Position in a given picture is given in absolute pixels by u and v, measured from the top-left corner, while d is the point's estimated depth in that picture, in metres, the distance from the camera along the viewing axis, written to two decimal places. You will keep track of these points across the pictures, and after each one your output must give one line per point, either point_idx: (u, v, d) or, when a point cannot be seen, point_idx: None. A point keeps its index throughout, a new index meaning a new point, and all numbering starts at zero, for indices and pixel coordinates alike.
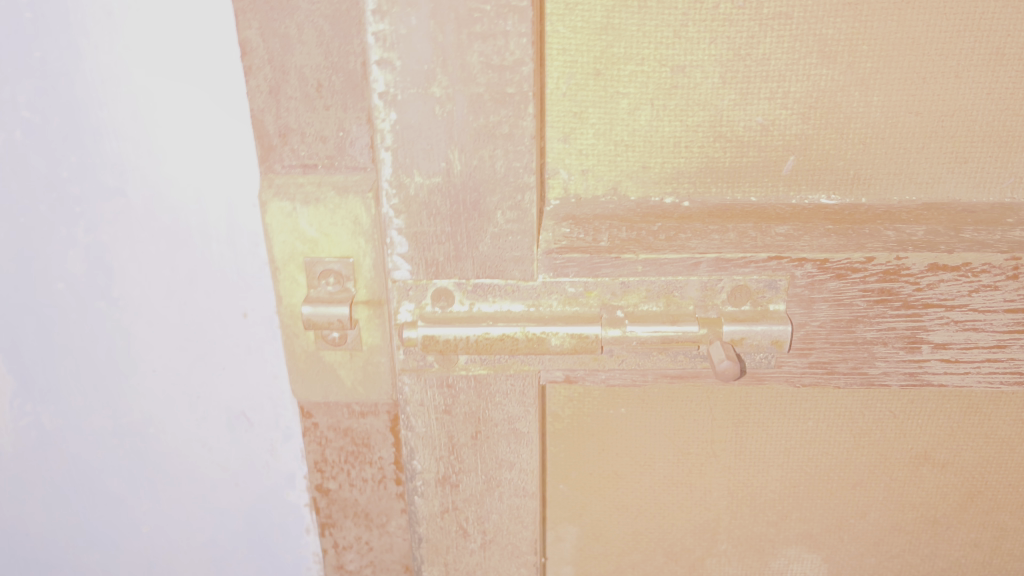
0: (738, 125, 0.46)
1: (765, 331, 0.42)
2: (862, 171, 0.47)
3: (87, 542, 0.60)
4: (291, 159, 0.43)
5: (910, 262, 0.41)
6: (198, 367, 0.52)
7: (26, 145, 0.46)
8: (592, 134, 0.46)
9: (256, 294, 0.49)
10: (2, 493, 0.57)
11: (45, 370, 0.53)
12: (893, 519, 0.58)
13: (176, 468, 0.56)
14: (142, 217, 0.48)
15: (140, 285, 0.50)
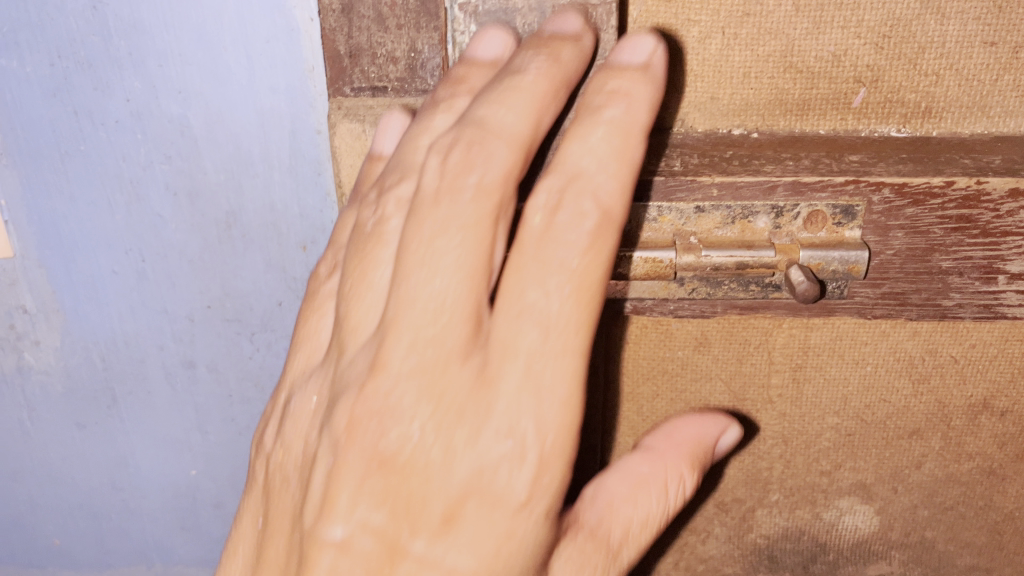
0: (810, 56, 0.45)
1: (841, 257, 0.42)
2: (935, 104, 0.46)
3: (134, 484, 0.60)
4: (360, 80, 0.43)
5: (991, 187, 0.41)
6: (255, 303, 0.52)
7: (87, 71, 0.45)
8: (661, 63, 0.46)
9: (316, 226, 0.49)
10: (52, 433, 0.57)
11: (99, 306, 0.53)
12: (949, 469, 0.58)
13: (229, 408, 0.56)
14: (203, 147, 0.47)
15: (198, 218, 0.49)
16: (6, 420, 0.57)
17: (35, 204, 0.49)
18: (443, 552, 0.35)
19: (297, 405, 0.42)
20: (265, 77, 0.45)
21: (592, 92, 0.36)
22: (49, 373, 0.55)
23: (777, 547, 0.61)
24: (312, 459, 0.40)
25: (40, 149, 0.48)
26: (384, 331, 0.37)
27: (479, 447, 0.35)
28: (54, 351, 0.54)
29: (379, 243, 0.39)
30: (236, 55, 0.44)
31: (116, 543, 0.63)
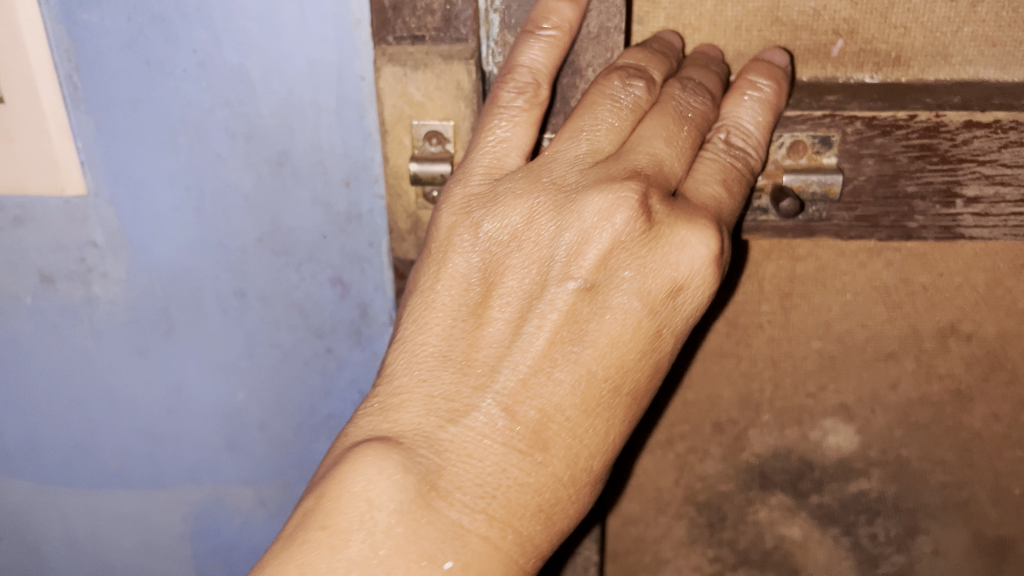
0: (793, 10, 0.52)
1: (819, 181, 0.49)
2: (903, 54, 0.53)
3: (186, 408, 0.66)
4: (402, 30, 0.49)
5: (948, 120, 0.47)
6: (302, 236, 0.58)
7: (160, 25, 0.52)
8: (663, 17, 0.52)
9: (357, 165, 0.55)
10: (117, 357, 0.65)
11: (162, 241, 0.59)
12: (922, 390, 0.64)
13: (276, 335, 0.62)
14: (260, 94, 0.53)
15: (253, 158, 0.56)
16: (75, 346, 0.64)
17: (108, 146, 0.56)
18: (665, 312, 0.42)
19: (508, 182, 0.44)
20: (316, 28, 0.51)
21: (752, 73, 0.46)
22: (114, 303, 0.62)
23: (768, 466, 0.68)
24: (540, 237, 0.43)
25: (114, 97, 0.54)
26: (634, 148, 0.44)
27: (713, 243, 0.42)
28: (120, 283, 0.62)
29: (611, 94, 0.44)
30: (290, 10, 0.50)
31: (166, 465, 0.69)
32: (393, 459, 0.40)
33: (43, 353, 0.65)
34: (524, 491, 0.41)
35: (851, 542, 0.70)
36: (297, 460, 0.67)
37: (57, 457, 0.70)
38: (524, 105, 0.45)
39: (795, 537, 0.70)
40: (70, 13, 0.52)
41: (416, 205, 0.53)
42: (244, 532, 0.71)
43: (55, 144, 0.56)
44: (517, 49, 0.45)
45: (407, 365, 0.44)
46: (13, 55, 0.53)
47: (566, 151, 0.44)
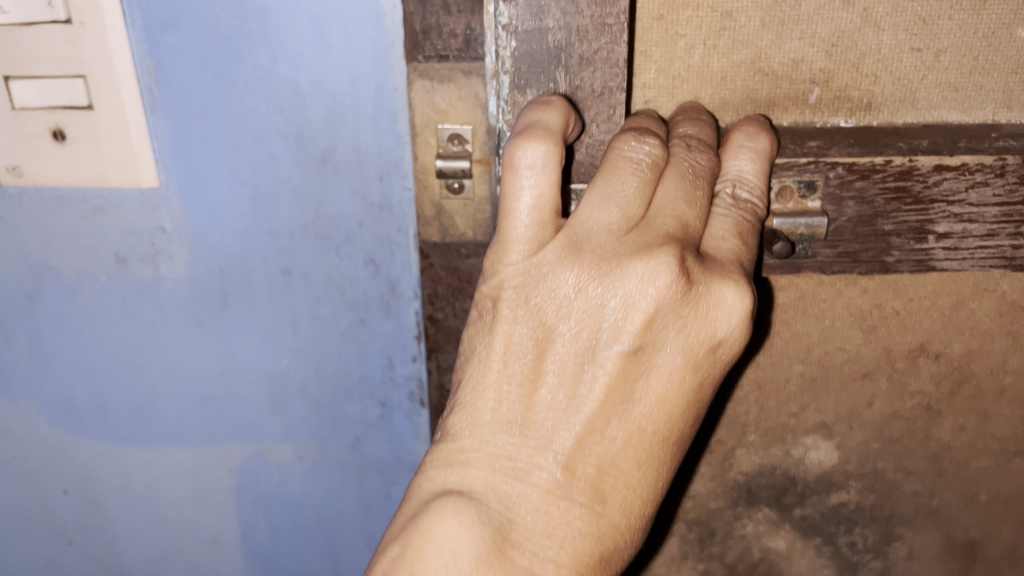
0: (773, 61, 0.56)
1: (806, 223, 0.52)
2: (875, 100, 0.57)
3: (235, 377, 0.72)
4: (431, 51, 0.57)
5: (920, 164, 0.52)
6: (342, 222, 0.64)
7: (227, 45, 0.58)
8: (654, 69, 0.56)
9: (392, 161, 0.62)
10: (176, 331, 0.70)
11: (220, 228, 0.65)
12: (894, 407, 0.69)
13: (317, 309, 0.68)
14: (309, 101, 0.60)
15: (302, 155, 0.62)
16: (138, 323, 0.70)
17: (177, 144, 0.62)
18: (704, 366, 0.45)
19: (553, 248, 0.45)
20: (356, 47, 0.58)
21: (733, 134, 0.50)
22: (176, 281, 0.68)
23: (754, 482, 0.72)
24: (587, 300, 0.45)
25: (183, 100, 0.61)
26: (659, 213, 0.45)
27: (747, 299, 0.45)
28: (182, 264, 0.67)
29: (630, 165, 0.46)
30: (338, 32, 0.57)
31: (215, 429, 0.74)
32: (469, 514, 0.45)
33: (108, 328, 0.71)
34: (587, 541, 0.45)
35: (831, 551, 0.75)
36: (332, 417, 0.73)
37: (118, 422, 0.75)
38: (547, 176, 0.44)
39: (780, 549, 0.75)
40: (153, 35, 0.58)
41: (440, 196, 0.61)
42: (283, 488, 0.77)
43: (133, 139, 0.62)
44: (530, 116, 0.45)
45: (470, 428, 0.47)
46: (104, 67, 0.59)
47: (596, 218, 0.45)
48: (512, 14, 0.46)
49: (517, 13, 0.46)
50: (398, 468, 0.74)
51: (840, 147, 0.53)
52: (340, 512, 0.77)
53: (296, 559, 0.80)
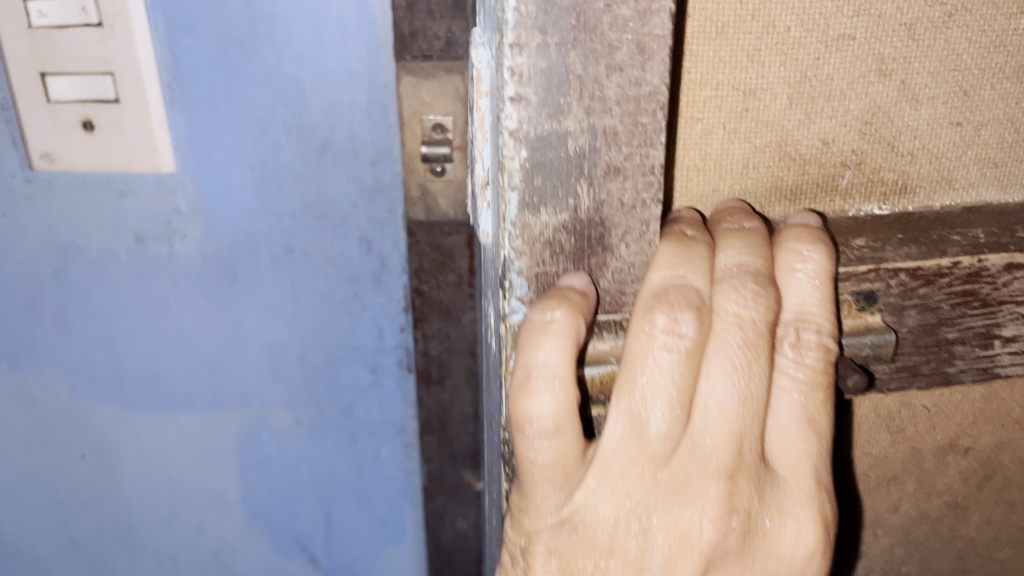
0: (801, 144, 0.50)
1: (871, 341, 0.44)
2: (910, 182, 0.53)
3: (231, 345, 1.01)
4: (416, 52, 0.80)
5: (990, 264, 0.46)
6: (338, 202, 0.91)
7: (239, 46, 0.82)
8: (673, 159, 0.48)
9: (376, 150, 0.87)
10: (185, 308, 0.99)
11: (229, 211, 0.92)
12: (921, 509, 0.61)
13: (317, 283, 0.96)
14: (310, 96, 0.84)
15: (301, 145, 0.87)
16: (154, 290, 0.98)
17: (191, 131, 0.87)
18: None
19: (588, 488, 0.43)
20: (353, 50, 0.82)
21: (784, 255, 0.42)
22: (189, 257, 0.95)
23: None
24: (632, 548, 0.44)
25: (199, 102, 0.85)
26: (700, 438, 0.42)
27: (812, 537, 0.44)
28: (193, 240, 0.94)
29: (659, 342, 0.39)
30: (337, 36, 0.81)
31: (225, 387, 1.04)
32: None
33: (128, 295, 0.98)
34: None
35: None
36: (332, 383, 1.03)
37: (134, 391, 1.05)
38: (558, 421, 0.41)
39: None
40: (173, 37, 0.82)
41: (425, 177, 0.86)
42: (282, 446, 1.08)
43: (152, 133, 0.87)
44: (531, 344, 0.40)
45: None
46: (129, 73, 0.83)
47: (629, 445, 0.42)
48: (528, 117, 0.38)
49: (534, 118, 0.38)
50: (387, 431, 1.07)
51: (895, 248, 0.46)
52: (336, 477, 1.10)
53: (290, 520, 1.14)
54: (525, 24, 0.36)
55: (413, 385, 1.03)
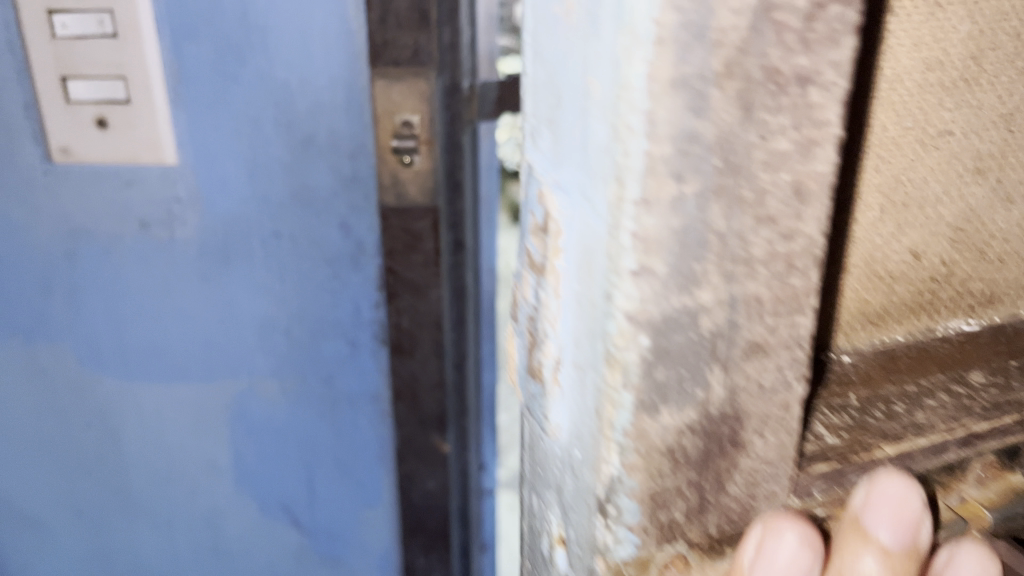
0: (912, 262, 0.76)
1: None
2: (996, 291, 0.83)
3: (217, 274, 1.70)
4: (389, 59, 1.39)
5: None
6: (318, 190, 1.58)
7: (238, 54, 1.47)
8: (857, 279, 0.75)
9: (335, 84, 1.48)
10: (190, 281, 1.71)
11: (231, 153, 1.56)
12: None
13: (300, 260, 1.66)
14: (297, 95, 1.49)
15: (288, 136, 1.53)
16: (160, 277, 1.71)
17: (196, 123, 1.53)
18: None
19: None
20: (329, 64, 1.46)
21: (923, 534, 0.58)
22: (189, 246, 1.67)
23: None
24: None
25: (196, 98, 1.51)
26: None
27: None
28: (192, 227, 1.65)
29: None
30: (318, 66, 1.46)
31: (218, 359, 1.81)
32: None
33: (139, 279, 1.72)
34: None
35: None
36: (302, 350, 1.77)
37: (137, 357, 1.82)
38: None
39: None
40: (182, 43, 1.47)
41: (396, 164, 1.48)
42: (258, 400, 1.85)
43: (163, 129, 1.54)
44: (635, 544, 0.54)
45: None
46: (144, 90, 1.50)
47: None
48: (655, 283, 0.46)
49: (666, 275, 0.46)
50: (357, 387, 1.80)
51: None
52: (301, 409, 1.85)
53: (269, 457, 1.92)
54: (657, 171, 0.43)
55: (381, 354, 1.75)
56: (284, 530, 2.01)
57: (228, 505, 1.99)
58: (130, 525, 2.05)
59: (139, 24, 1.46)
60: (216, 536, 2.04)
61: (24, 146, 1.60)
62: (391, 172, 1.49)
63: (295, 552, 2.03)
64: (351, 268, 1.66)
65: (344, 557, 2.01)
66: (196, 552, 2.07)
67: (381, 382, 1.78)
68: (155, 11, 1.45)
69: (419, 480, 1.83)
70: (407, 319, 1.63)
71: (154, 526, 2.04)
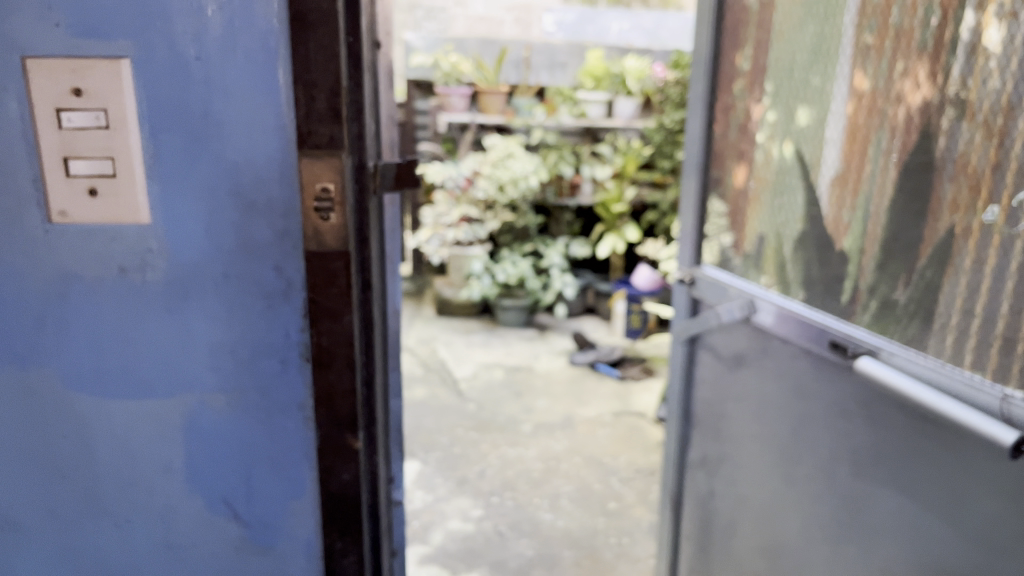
0: None
1: None
2: None
3: (178, 293, 1.73)
4: (311, 139, 1.61)
5: None
6: (258, 239, 1.70)
7: (198, 119, 1.61)
8: None
9: (271, 142, 1.63)
10: (155, 304, 1.73)
11: (184, 205, 1.67)
12: None
13: (244, 296, 1.74)
14: (240, 158, 1.64)
15: (234, 191, 1.66)
16: (128, 300, 1.73)
17: (164, 187, 1.66)
18: None
19: None
20: (266, 124, 1.62)
21: None
22: (155, 273, 1.72)
23: None
24: None
25: (171, 173, 1.65)
26: None
27: None
28: (160, 268, 1.72)
29: None
30: (259, 131, 1.62)
31: (178, 379, 1.79)
32: None
33: (110, 303, 1.73)
34: None
35: None
36: (247, 372, 1.80)
37: (106, 382, 1.78)
38: None
39: None
40: (155, 128, 1.62)
41: (315, 221, 1.66)
42: (211, 419, 1.83)
43: (137, 196, 1.66)
44: None
45: None
46: (126, 162, 1.63)
47: None
48: None
49: None
50: (291, 406, 1.83)
51: None
52: (250, 435, 1.85)
53: (219, 476, 1.87)
54: None
55: (307, 371, 1.80)
56: (224, 524, 1.91)
57: (181, 505, 1.89)
58: (96, 533, 1.90)
59: (129, 116, 1.60)
60: (170, 538, 1.91)
61: (26, 209, 1.66)
62: (312, 226, 1.67)
63: (236, 548, 1.93)
64: (283, 301, 1.75)
65: (278, 544, 1.93)
66: (150, 556, 1.93)
67: (309, 392, 1.82)
68: (142, 105, 1.60)
69: (336, 472, 1.84)
70: (327, 339, 1.75)
71: (116, 532, 1.90)
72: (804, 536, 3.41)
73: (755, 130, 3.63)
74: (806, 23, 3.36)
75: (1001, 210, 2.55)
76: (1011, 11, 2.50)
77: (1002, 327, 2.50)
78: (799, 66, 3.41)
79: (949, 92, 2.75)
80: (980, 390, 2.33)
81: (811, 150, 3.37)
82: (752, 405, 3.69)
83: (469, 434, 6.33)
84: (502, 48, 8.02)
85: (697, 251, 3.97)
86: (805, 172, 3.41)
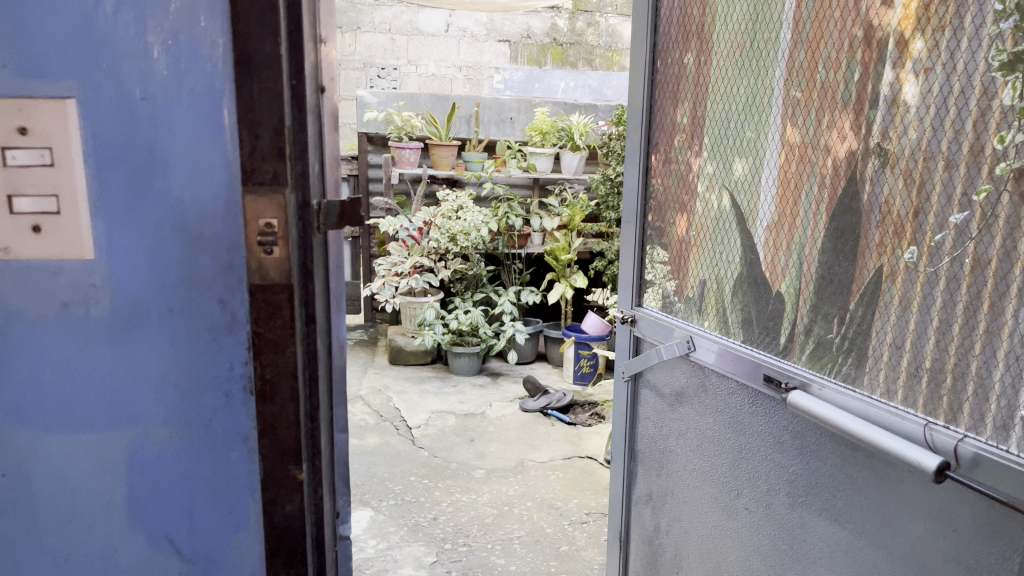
0: None
1: None
2: None
3: (122, 325, 1.82)
4: (254, 177, 1.72)
5: None
6: (204, 274, 1.80)
7: (145, 159, 1.73)
8: None
9: (216, 180, 1.74)
10: (100, 337, 1.82)
11: (130, 240, 1.77)
12: None
13: (189, 329, 1.83)
14: (186, 196, 1.75)
15: (180, 227, 1.77)
16: (72, 335, 1.82)
17: (111, 224, 1.76)
18: None
19: None
20: (211, 162, 1.73)
21: None
22: (100, 307, 1.81)
23: None
24: None
25: (115, 211, 1.76)
26: None
27: None
28: (104, 303, 1.81)
29: None
30: (204, 170, 1.74)
31: (121, 412, 1.87)
32: None
33: (53, 339, 1.81)
34: None
35: None
36: (192, 404, 1.87)
37: (48, 416, 1.86)
38: None
39: None
40: (103, 166, 1.73)
41: (260, 255, 1.75)
42: (156, 452, 1.90)
43: (82, 231, 1.76)
44: None
45: None
46: (71, 199, 1.74)
47: None
48: None
49: None
50: (235, 439, 1.90)
51: None
52: (196, 469, 1.91)
53: (162, 509, 1.94)
54: None
55: (250, 404, 1.88)
56: (165, 559, 1.97)
57: (122, 541, 1.95)
58: (34, 569, 1.95)
59: (74, 155, 1.72)
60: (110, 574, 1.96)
61: None
62: (256, 260, 1.76)
63: None
64: (228, 335, 1.84)
65: None
66: None
67: (253, 424, 1.89)
68: (88, 144, 1.72)
69: (280, 503, 1.90)
70: (270, 370, 1.82)
71: (53, 569, 1.95)
72: (743, 569, 3.47)
73: (696, 181, 3.65)
74: (740, 79, 3.39)
75: (920, 251, 2.60)
76: (925, 66, 2.56)
77: (929, 358, 2.57)
78: (733, 122, 3.45)
79: (872, 143, 2.78)
80: (906, 418, 2.54)
81: (747, 200, 3.38)
82: (693, 440, 3.79)
83: (421, 481, 6.36)
84: (453, 105, 8.22)
85: (636, 295, 4.11)
86: (743, 223, 3.40)
